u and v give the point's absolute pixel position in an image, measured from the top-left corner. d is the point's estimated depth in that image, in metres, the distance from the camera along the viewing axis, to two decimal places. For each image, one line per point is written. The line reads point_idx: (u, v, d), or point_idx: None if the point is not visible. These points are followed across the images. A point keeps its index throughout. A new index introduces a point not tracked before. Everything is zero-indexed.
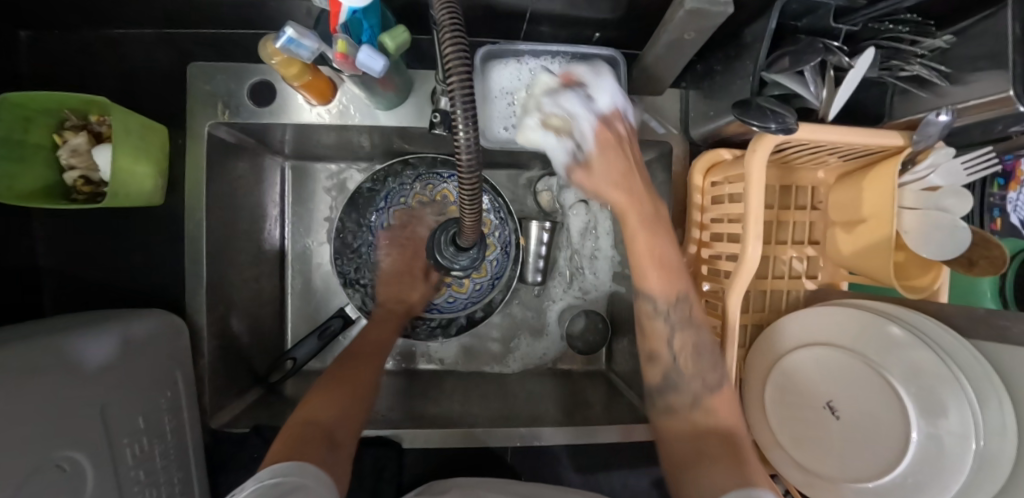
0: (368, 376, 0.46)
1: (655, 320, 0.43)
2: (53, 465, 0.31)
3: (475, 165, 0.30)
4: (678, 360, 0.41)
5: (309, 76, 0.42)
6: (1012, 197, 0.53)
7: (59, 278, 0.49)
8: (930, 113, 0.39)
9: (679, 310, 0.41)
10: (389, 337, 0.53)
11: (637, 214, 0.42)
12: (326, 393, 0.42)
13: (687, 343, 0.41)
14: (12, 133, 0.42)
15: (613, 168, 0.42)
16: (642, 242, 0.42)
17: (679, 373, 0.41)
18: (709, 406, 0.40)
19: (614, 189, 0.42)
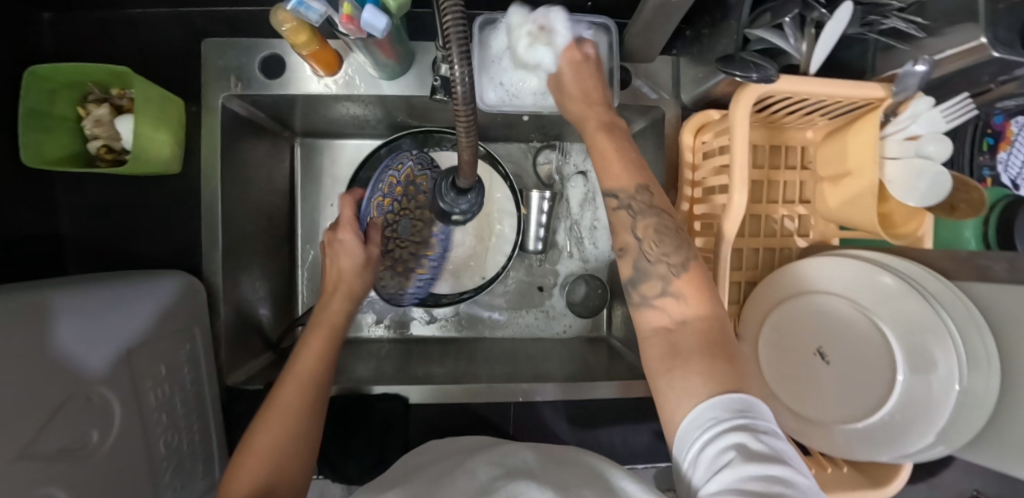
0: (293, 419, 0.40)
1: (620, 212, 0.42)
2: (82, 397, 0.34)
3: (470, 108, 0.31)
4: (645, 245, 0.40)
5: (317, 45, 0.45)
6: (1003, 157, 0.55)
7: (85, 245, 0.52)
8: (907, 64, 0.41)
9: (643, 201, 0.41)
10: (325, 347, 0.46)
11: (594, 120, 0.45)
12: (250, 453, 0.37)
13: (652, 230, 0.40)
14: (39, 104, 0.45)
15: (582, 83, 0.46)
16: (602, 141, 0.44)
17: (648, 258, 0.40)
18: (676, 290, 0.38)
19: (575, 101, 0.46)
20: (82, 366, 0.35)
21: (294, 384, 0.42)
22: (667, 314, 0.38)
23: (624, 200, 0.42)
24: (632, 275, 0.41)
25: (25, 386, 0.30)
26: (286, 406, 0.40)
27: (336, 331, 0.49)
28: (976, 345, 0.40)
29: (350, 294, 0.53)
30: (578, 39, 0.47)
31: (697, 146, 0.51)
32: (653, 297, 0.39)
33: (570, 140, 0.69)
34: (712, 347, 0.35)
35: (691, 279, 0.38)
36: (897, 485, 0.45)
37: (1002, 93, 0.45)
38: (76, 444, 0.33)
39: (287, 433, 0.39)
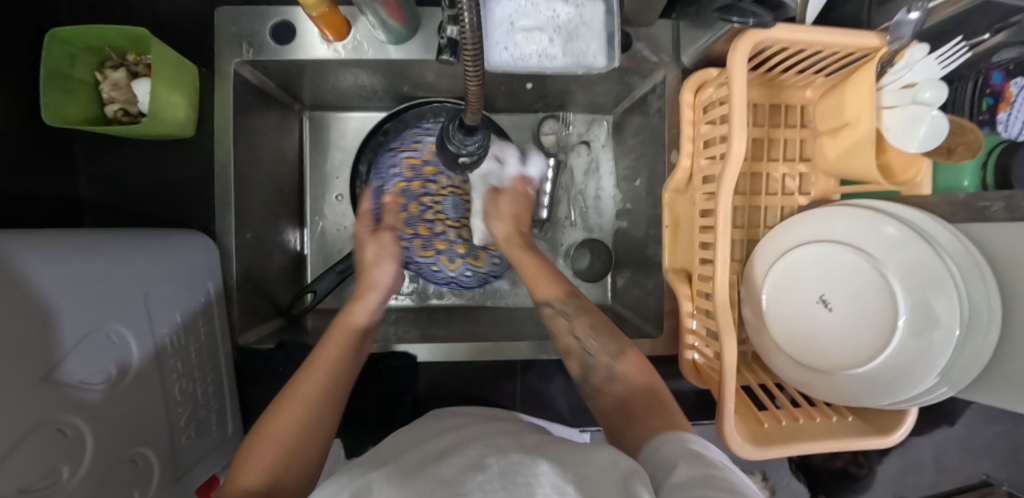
0: (301, 421, 0.41)
1: (557, 319, 0.53)
2: (102, 334, 0.36)
3: (479, 56, 0.30)
4: (587, 345, 0.50)
5: (325, 8, 0.46)
6: (1003, 117, 0.48)
7: (103, 207, 0.54)
8: (901, 13, 0.42)
9: (569, 305, 0.54)
10: (336, 355, 0.48)
11: (505, 248, 0.59)
12: (257, 454, 0.38)
13: (586, 326, 0.51)
14: (60, 66, 0.46)
15: (518, 200, 0.61)
16: (528, 261, 0.58)
17: (592, 354, 0.49)
18: (620, 373, 0.47)
19: (500, 223, 0.60)
20: (104, 305, 0.37)
21: (310, 378, 0.45)
22: (605, 371, 0.48)
23: (557, 308, 0.54)
24: (583, 373, 0.50)
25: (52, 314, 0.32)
26: (294, 413, 0.41)
27: (347, 346, 0.50)
28: (979, 293, 0.40)
29: (380, 287, 0.58)
30: (525, 177, 0.63)
31: (698, 103, 0.52)
32: (603, 385, 0.48)
33: (570, 111, 0.71)
34: (651, 400, 0.43)
35: (634, 361, 0.48)
36: (903, 431, 0.46)
37: (995, 42, 0.45)
38: (96, 375, 0.35)
39: (293, 442, 0.39)
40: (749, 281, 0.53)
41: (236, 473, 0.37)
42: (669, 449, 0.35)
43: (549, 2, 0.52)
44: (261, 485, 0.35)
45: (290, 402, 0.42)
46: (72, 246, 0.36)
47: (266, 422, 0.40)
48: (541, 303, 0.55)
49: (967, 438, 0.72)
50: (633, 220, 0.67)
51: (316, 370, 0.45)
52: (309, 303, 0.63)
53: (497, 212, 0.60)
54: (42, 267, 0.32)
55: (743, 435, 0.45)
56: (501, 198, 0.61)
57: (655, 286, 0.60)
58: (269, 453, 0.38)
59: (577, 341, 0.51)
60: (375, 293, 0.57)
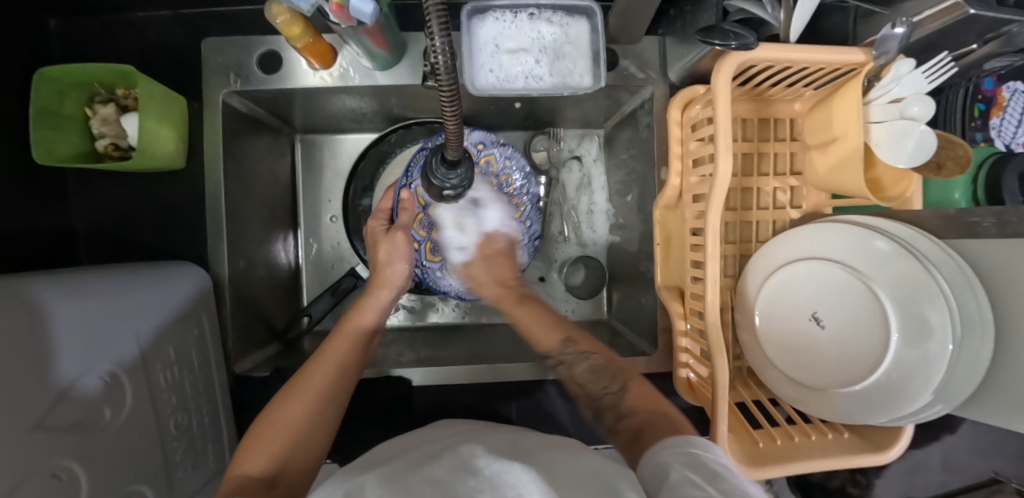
0: (307, 408, 0.42)
1: (561, 367, 0.53)
2: (96, 375, 0.37)
3: (456, 100, 0.30)
4: (584, 385, 0.51)
5: (310, 37, 0.46)
6: (995, 123, 0.51)
7: (98, 241, 0.55)
8: (886, 28, 0.41)
9: (569, 353, 0.54)
10: (346, 349, 0.49)
11: (510, 300, 0.62)
12: (259, 444, 0.39)
13: (590, 372, 0.51)
14: (49, 104, 0.47)
15: (491, 276, 0.63)
16: (522, 315, 0.59)
17: (596, 396, 0.48)
18: (626, 408, 0.45)
19: (489, 288, 0.63)
20: (93, 347, 0.37)
21: (319, 367, 0.46)
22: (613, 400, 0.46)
23: (559, 358, 0.54)
24: (595, 414, 0.48)
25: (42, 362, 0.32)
26: (301, 401, 0.42)
27: (358, 339, 0.51)
28: (970, 302, 0.40)
29: (392, 285, 0.59)
30: (489, 235, 0.64)
31: (685, 121, 0.52)
32: (619, 422, 0.44)
33: (561, 126, 0.70)
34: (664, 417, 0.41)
35: (639, 393, 0.46)
36: (901, 448, 0.45)
37: (984, 52, 0.45)
38: (90, 418, 0.35)
39: (298, 429, 0.40)
40: (742, 299, 0.53)
41: (241, 459, 0.38)
42: (668, 453, 0.33)
43: (533, 23, 0.51)
44: (263, 473, 0.36)
45: (297, 391, 0.43)
46: (56, 291, 0.37)
47: (272, 410, 0.42)
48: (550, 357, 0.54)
49: (972, 440, 0.71)
50: (626, 235, 0.67)
51: (323, 362, 0.47)
52: (306, 326, 0.64)
53: (474, 280, 0.64)
54: (23, 315, 0.33)
55: (738, 456, 0.45)
56: (477, 263, 0.64)
57: (649, 302, 0.60)
58: (273, 440, 0.39)
59: (579, 387, 0.51)
60: (386, 290, 0.58)
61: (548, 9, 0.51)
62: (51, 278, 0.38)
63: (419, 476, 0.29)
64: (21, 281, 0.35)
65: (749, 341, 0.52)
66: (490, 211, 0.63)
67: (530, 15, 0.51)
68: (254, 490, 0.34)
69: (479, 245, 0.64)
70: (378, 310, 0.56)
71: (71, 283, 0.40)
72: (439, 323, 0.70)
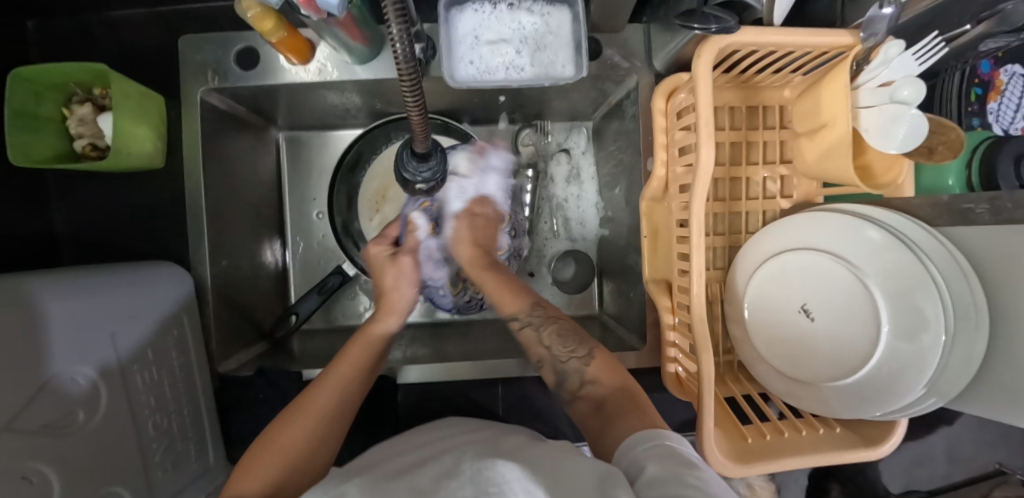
0: (310, 429, 0.40)
1: (526, 331, 0.53)
2: (69, 376, 0.36)
3: (418, 92, 0.29)
4: (553, 351, 0.49)
5: (284, 32, 0.45)
6: (993, 107, 0.49)
7: (79, 242, 0.55)
8: (875, 8, 0.39)
9: (536, 317, 0.53)
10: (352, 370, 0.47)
11: (478, 262, 0.59)
12: (257, 466, 0.36)
13: (557, 334, 0.50)
14: (25, 105, 0.47)
15: (472, 236, 0.60)
16: (492, 282, 0.57)
17: (561, 360, 0.48)
18: (592, 375, 0.45)
19: (463, 247, 0.60)
20: (82, 345, 0.38)
21: (324, 386, 0.45)
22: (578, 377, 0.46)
23: (526, 319, 0.53)
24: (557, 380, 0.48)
25: (15, 363, 0.32)
26: (305, 421, 0.41)
27: (366, 357, 0.49)
28: (965, 293, 0.39)
29: (398, 310, 0.57)
30: (483, 196, 0.62)
31: (670, 109, 0.50)
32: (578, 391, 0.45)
33: (549, 119, 0.69)
34: (629, 402, 0.41)
35: (602, 364, 0.46)
36: (894, 443, 0.44)
37: (977, 34, 0.43)
38: (63, 420, 0.35)
39: (303, 450, 0.39)
40: (730, 292, 0.52)
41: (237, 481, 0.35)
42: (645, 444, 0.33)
43: (512, 14, 0.50)
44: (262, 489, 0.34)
45: (307, 410, 0.42)
46: (49, 290, 0.38)
47: (276, 431, 0.40)
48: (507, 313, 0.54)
49: (975, 433, 0.70)
50: (615, 229, 0.66)
51: (328, 385, 0.45)
52: (293, 325, 0.63)
53: (456, 236, 0.60)
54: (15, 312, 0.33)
55: (725, 452, 0.44)
56: (458, 223, 0.61)
57: (637, 295, 0.59)
58: (275, 459, 0.37)
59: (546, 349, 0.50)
60: (393, 316, 0.56)
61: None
62: (45, 279, 0.40)
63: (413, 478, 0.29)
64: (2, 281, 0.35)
65: (738, 334, 0.51)
66: (487, 170, 0.63)
67: (509, 6, 0.50)
68: None
69: (469, 205, 0.61)
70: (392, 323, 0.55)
71: (67, 282, 0.41)
72: (427, 320, 0.69)
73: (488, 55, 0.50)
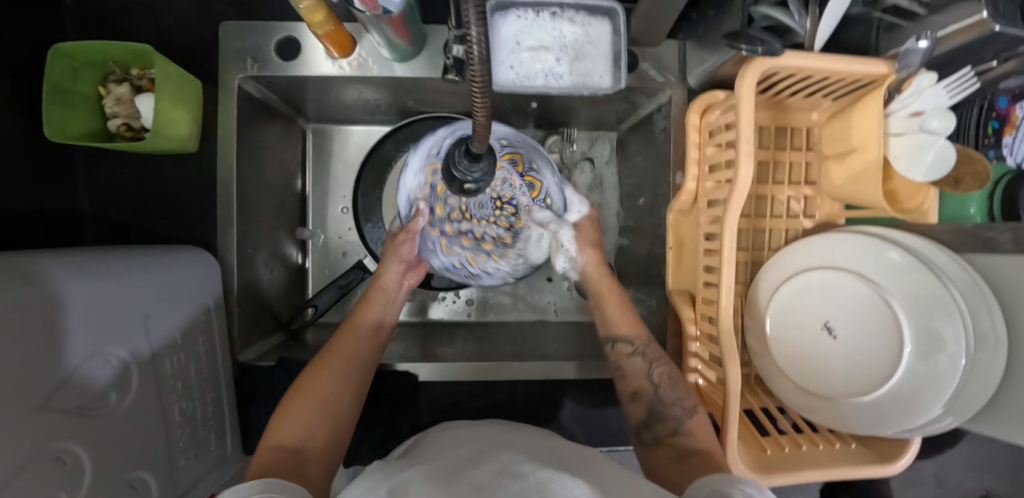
0: (334, 388, 0.45)
1: (634, 359, 0.53)
2: (105, 357, 0.36)
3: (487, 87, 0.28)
4: (660, 390, 0.50)
5: (331, 26, 0.46)
6: (1008, 141, 0.50)
7: (104, 221, 0.54)
8: (910, 41, 0.42)
9: (651, 349, 0.53)
10: (363, 344, 0.50)
11: (615, 295, 0.58)
12: (284, 425, 0.41)
13: (667, 376, 0.51)
14: (63, 82, 0.46)
15: (599, 267, 0.60)
16: (615, 311, 0.57)
17: (664, 403, 0.49)
18: (688, 428, 0.46)
19: (600, 277, 0.60)
20: (90, 334, 0.35)
21: (342, 341, 0.50)
22: (674, 425, 0.46)
23: (637, 348, 0.53)
24: (645, 422, 0.49)
25: (60, 341, 0.32)
26: (331, 375, 0.46)
27: (373, 329, 0.53)
28: (984, 318, 0.40)
29: (391, 290, 0.58)
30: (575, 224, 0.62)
31: (704, 126, 0.52)
32: (666, 437, 0.46)
33: (574, 127, 0.71)
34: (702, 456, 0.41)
35: (700, 421, 0.46)
36: (908, 459, 0.45)
37: (1006, 69, 0.45)
38: (95, 402, 0.34)
39: (325, 406, 0.43)
40: (752, 306, 0.53)
41: (274, 427, 0.41)
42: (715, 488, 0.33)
43: (554, 22, 0.51)
44: (294, 441, 0.39)
45: (325, 360, 0.47)
46: (64, 270, 0.35)
47: (300, 379, 0.45)
48: (614, 339, 0.55)
49: (967, 457, 0.72)
50: (636, 239, 0.67)
51: (340, 345, 0.49)
52: (310, 318, 0.62)
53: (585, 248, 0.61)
54: (62, 290, 0.33)
55: (746, 461, 0.46)
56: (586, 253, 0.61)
57: (658, 305, 0.60)
58: (309, 409, 0.42)
59: (650, 384, 0.50)
60: (390, 276, 0.58)
61: (570, 9, 0.51)
62: (67, 255, 0.37)
63: (462, 479, 0.29)
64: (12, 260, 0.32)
65: (759, 348, 0.51)
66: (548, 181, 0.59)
67: (552, 14, 0.51)
68: (286, 462, 0.37)
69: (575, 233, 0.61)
70: (382, 310, 0.56)
71: (78, 261, 0.37)
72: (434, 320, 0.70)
73: (529, 61, 0.51)
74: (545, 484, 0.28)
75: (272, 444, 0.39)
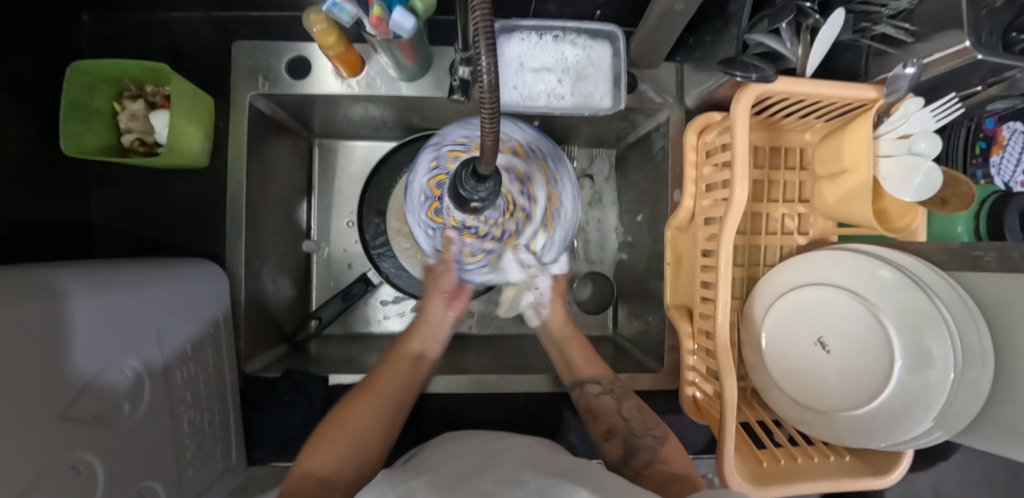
0: (375, 415, 0.46)
1: (603, 399, 0.54)
2: (119, 368, 0.37)
3: None
4: (630, 424, 0.51)
5: (342, 48, 0.47)
6: (995, 160, 0.54)
7: (114, 233, 0.56)
8: (898, 68, 0.43)
9: (615, 388, 0.55)
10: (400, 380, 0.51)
11: (576, 346, 0.60)
12: (322, 449, 0.42)
13: (635, 411, 0.53)
14: (79, 98, 0.48)
15: (558, 315, 0.63)
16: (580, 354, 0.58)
17: (636, 435, 0.50)
18: (663, 457, 0.47)
19: (559, 325, 0.62)
20: (104, 345, 0.36)
21: (388, 370, 0.52)
22: (648, 458, 0.48)
23: (603, 386, 0.55)
24: (625, 454, 0.49)
25: (79, 352, 0.33)
26: (371, 405, 0.47)
27: (415, 365, 0.54)
28: (972, 335, 0.42)
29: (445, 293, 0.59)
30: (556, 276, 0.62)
31: (701, 146, 0.54)
32: (643, 468, 0.47)
33: (575, 144, 0.72)
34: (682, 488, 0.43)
35: (674, 449, 0.49)
36: (901, 472, 0.47)
37: (989, 94, 0.47)
38: (109, 411, 0.35)
39: (364, 434, 0.45)
40: (749, 321, 0.54)
41: (312, 449, 0.43)
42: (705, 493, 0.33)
43: (557, 45, 0.53)
44: (327, 468, 0.40)
45: (370, 396, 0.48)
46: (83, 282, 0.36)
47: (344, 409, 0.47)
48: (582, 382, 0.55)
49: (961, 470, 0.73)
50: (635, 253, 0.69)
51: (386, 379, 0.51)
52: (314, 329, 0.65)
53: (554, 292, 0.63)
54: (80, 301, 0.34)
55: (743, 474, 0.46)
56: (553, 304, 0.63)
57: (656, 319, 0.62)
58: (347, 438, 0.44)
59: (622, 419, 0.52)
60: (439, 300, 0.59)
61: (573, 32, 0.53)
62: (86, 267, 0.38)
63: (466, 486, 0.30)
64: (32, 271, 0.32)
65: (755, 363, 0.53)
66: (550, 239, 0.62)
67: (554, 37, 0.53)
68: (314, 491, 0.38)
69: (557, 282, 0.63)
70: (431, 344, 0.57)
71: (97, 273, 0.38)
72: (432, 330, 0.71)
73: (532, 82, 0.53)
74: (545, 489, 0.29)
75: (304, 471, 0.41)
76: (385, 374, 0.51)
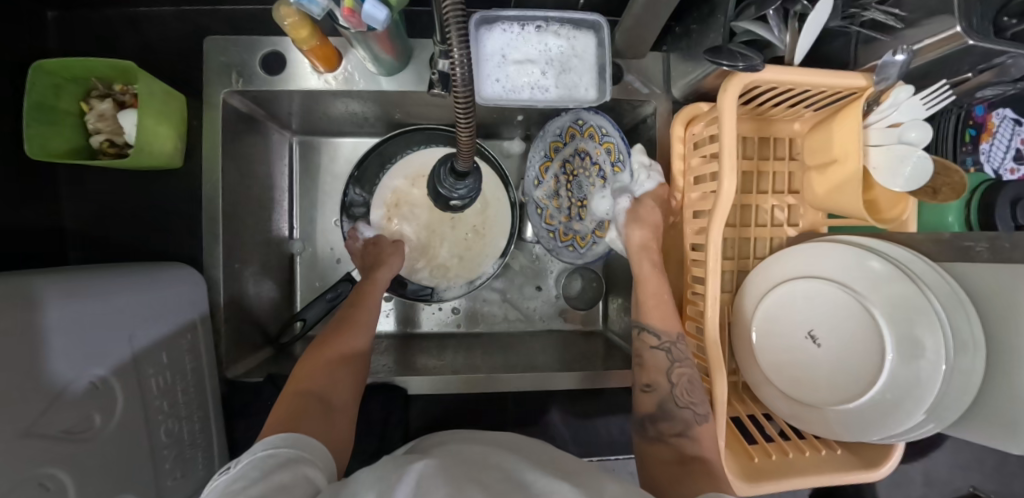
0: (359, 342, 0.52)
1: (657, 352, 0.50)
2: (88, 381, 0.35)
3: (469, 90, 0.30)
4: (676, 390, 0.48)
5: (316, 41, 0.45)
6: (985, 148, 0.54)
7: (88, 238, 0.54)
8: (888, 55, 0.41)
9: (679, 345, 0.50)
10: (367, 324, 0.54)
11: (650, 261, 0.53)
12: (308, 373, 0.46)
13: (685, 379, 0.48)
14: (45, 98, 0.46)
15: (646, 238, 0.54)
16: (650, 284, 0.52)
17: (675, 403, 0.48)
18: (694, 432, 0.46)
19: (641, 259, 0.53)
20: (72, 356, 0.34)
21: (364, 304, 0.57)
22: (681, 426, 0.47)
23: (665, 342, 0.50)
24: (655, 412, 0.49)
25: (41, 367, 0.31)
26: (358, 332, 0.52)
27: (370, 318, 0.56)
28: (963, 324, 0.41)
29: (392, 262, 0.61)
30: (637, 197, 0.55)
31: (688, 137, 0.53)
32: (669, 436, 0.47)
33: None
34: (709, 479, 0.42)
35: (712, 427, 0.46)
36: (892, 465, 0.46)
37: (979, 81, 0.45)
38: (80, 425, 0.34)
39: (345, 362, 0.49)
40: (739, 315, 0.54)
41: (302, 372, 0.47)
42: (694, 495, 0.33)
43: (539, 35, 0.51)
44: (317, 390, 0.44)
45: (351, 328, 0.53)
46: (54, 291, 0.35)
47: (327, 340, 0.51)
48: (642, 327, 0.52)
49: (950, 457, 0.73)
50: None
51: (362, 313, 0.55)
52: (299, 331, 0.62)
53: (635, 218, 0.54)
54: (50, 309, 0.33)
55: (733, 471, 0.46)
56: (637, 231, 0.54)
57: None
58: (334, 363, 0.48)
59: (667, 382, 0.49)
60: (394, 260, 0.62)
61: (556, 22, 0.51)
62: (59, 274, 0.37)
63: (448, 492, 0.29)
64: None
65: (747, 358, 0.52)
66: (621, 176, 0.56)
67: (537, 27, 0.51)
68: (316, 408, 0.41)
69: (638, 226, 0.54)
70: (366, 335, 0.53)
71: (70, 281, 0.37)
72: (405, 330, 0.70)
73: (513, 73, 0.51)
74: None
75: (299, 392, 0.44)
76: (332, 338, 0.51)
